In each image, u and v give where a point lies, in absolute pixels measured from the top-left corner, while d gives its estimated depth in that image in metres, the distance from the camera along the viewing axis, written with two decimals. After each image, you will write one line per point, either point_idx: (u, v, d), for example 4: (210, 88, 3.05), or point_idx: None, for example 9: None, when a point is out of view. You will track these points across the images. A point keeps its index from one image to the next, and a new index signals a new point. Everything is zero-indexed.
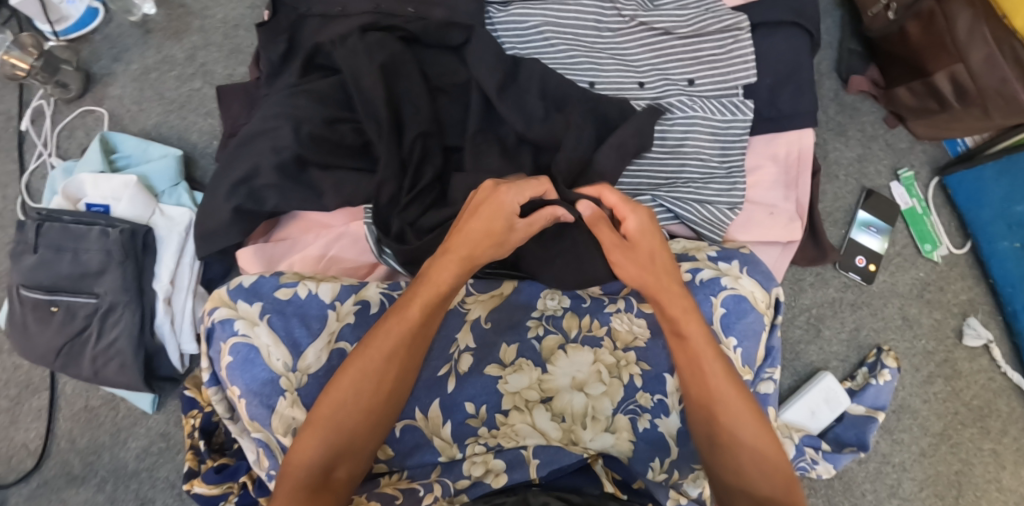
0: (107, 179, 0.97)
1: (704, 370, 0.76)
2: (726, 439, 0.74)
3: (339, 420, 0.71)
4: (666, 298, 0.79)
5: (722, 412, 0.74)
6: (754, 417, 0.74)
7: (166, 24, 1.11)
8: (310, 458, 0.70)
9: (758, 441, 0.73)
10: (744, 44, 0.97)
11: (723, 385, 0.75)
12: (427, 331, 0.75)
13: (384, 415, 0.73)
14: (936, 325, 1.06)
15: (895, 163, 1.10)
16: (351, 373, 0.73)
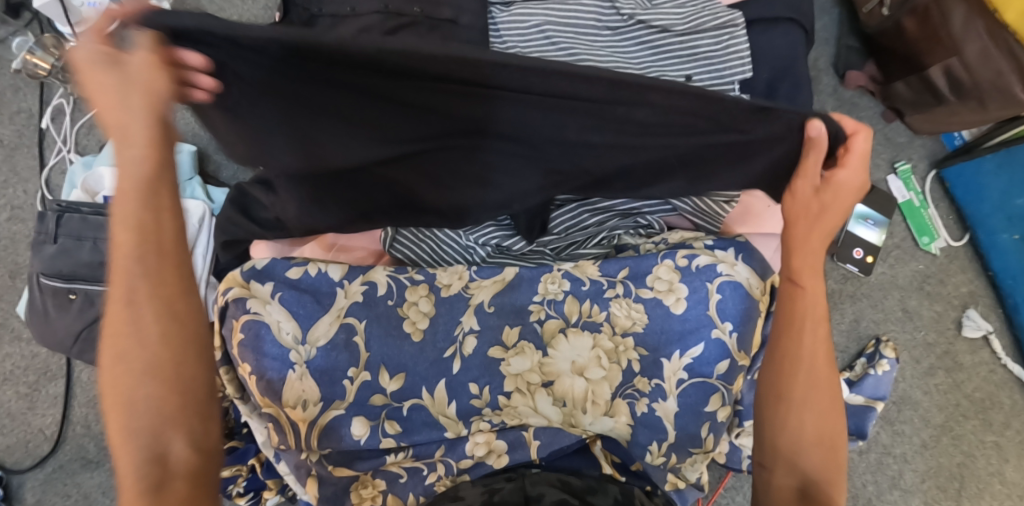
0: None
1: (795, 326, 0.76)
2: (796, 410, 0.74)
3: (139, 391, 0.62)
4: (798, 243, 0.75)
5: (798, 367, 0.75)
6: (830, 383, 0.75)
7: None
8: (130, 463, 0.62)
9: (823, 419, 0.74)
10: (739, 40, 0.99)
11: (816, 341, 0.75)
12: (164, 242, 0.63)
13: (180, 354, 0.64)
14: (936, 317, 1.07)
15: (894, 157, 1.11)
16: (114, 337, 0.63)
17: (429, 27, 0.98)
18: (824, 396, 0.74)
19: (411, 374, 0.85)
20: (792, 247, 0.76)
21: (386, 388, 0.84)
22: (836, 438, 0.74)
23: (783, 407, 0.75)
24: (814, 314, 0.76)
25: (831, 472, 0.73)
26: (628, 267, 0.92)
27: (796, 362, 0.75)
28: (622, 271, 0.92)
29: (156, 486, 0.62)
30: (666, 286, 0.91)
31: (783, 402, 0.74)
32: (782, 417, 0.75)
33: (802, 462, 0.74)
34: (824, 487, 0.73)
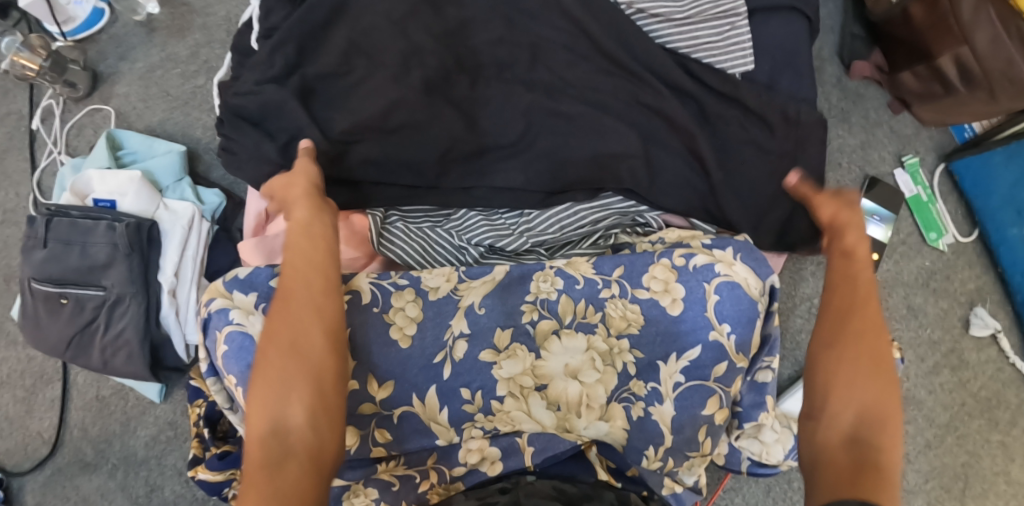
0: (113, 175, 1.00)
1: (849, 305, 0.69)
2: (833, 364, 0.66)
3: (286, 403, 0.63)
4: (839, 197, 0.78)
5: (847, 317, 0.68)
6: (879, 341, 0.66)
7: (170, 22, 1.13)
8: (261, 426, 0.63)
9: (876, 343, 0.66)
10: (740, 30, 0.97)
11: (868, 312, 0.68)
12: (325, 299, 0.69)
13: (322, 374, 0.66)
14: (942, 315, 1.04)
15: (900, 150, 1.07)
16: (276, 325, 0.67)
17: None
18: (885, 355, 0.66)
19: (400, 382, 0.84)
20: (818, 200, 0.78)
21: (375, 397, 0.84)
22: (888, 385, 0.65)
23: (826, 352, 0.67)
24: (861, 252, 0.73)
25: (883, 433, 0.62)
26: (624, 265, 0.90)
27: (868, 338, 0.67)
28: (617, 269, 0.90)
29: (277, 456, 0.61)
30: (661, 287, 0.89)
31: (833, 334, 0.67)
32: (830, 360, 0.66)
33: (863, 403, 0.63)
34: (880, 427, 0.62)
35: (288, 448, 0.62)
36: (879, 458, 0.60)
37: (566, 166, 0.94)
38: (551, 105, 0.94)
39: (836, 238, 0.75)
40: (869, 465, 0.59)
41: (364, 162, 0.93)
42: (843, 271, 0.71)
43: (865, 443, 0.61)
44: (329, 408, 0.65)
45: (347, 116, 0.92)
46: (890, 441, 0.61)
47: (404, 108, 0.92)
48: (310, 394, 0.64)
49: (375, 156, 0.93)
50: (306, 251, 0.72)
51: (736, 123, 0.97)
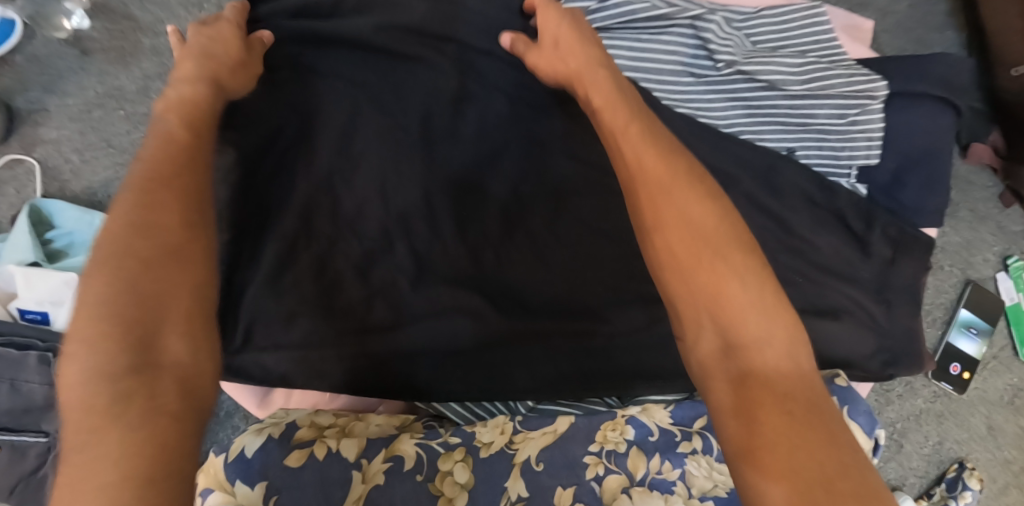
0: (41, 277, 0.76)
1: (704, 238, 0.54)
2: (733, 332, 0.51)
3: (156, 328, 0.47)
4: (619, 136, 0.61)
5: (692, 260, 0.53)
6: (778, 323, 0.51)
7: (107, 42, 0.85)
8: (92, 361, 0.45)
9: (741, 270, 0.52)
10: (872, 117, 0.81)
11: (741, 289, 0.52)
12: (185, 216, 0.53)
13: (187, 268, 0.51)
14: (1020, 434, 0.95)
15: (1005, 249, 0.93)
16: (105, 274, 0.48)
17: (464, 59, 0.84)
18: (766, 339, 0.50)
19: None
20: (607, 109, 0.64)
21: None
22: (815, 401, 0.48)
23: (699, 312, 0.52)
24: (713, 240, 0.54)
25: (800, 431, 0.46)
26: (705, 416, 0.78)
27: (715, 323, 0.51)
28: (698, 420, 0.77)
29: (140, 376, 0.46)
30: None
31: (699, 313, 0.52)
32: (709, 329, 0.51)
33: (771, 357, 0.49)
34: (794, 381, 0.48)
35: (160, 382, 0.46)
36: (792, 452, 0.45)
37: (607, 281, 0.80)
38: (580, 215, 0.81)
39: (648, 192, 0.57)
40: (769, 405, 0.47)
41: (376, 301, 0.77)
42: (677, 212, 0.55)
43: (744, 378, 0.49)
44: (208, 337, 0.50)
45: (339, 227, 0.78)
46: (772, 363, 0.49)
47: (406, 215, 0.79)
48: (190, 311, 0.49)
49: (377, 275, 0.78)
50: (170, 230, 0.51)
51: (832, 248, 0.82)
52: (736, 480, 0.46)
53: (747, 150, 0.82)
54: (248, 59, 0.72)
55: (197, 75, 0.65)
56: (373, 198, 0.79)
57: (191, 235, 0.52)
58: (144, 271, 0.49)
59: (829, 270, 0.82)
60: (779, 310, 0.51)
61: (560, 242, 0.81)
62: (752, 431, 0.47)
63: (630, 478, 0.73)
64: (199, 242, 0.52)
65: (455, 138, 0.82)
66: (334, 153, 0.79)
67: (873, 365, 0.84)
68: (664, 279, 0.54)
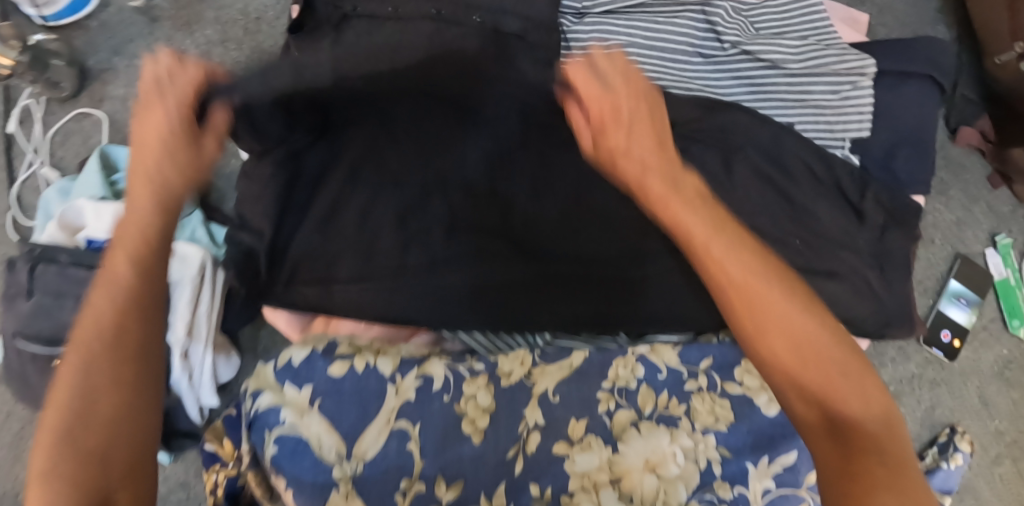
0: (111, 208, 0.83)
1: (804, 336, 0.53)
2: (826, 399, 0.52)
3: (101, 457, 0.49)
4: (694, 235, 0.57)
5: (788, 357, 0.53)
6: (861, 392, 0.52)
7: (174, 12, 0.95)
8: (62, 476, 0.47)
9: (842, 365, 0.52)
10: (862, 93, 0.88)
11: (832, 353, 0.53)
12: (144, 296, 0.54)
13: (133, 377, 0.52)
14: (1012, 406, 0.99)
15: (994, 227, 0.99)
16: (68, 386, 0.50)
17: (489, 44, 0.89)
18: (856, 400, 0.52)
19: (469, 480, 0.73)
20: (649, 193, 0.60)
21: (441, 500, 0.72)
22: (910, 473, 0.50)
23: (788, 387, 0.53)
24: (807, 325, 0.53)
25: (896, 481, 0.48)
26: (712, 357, 0.85)
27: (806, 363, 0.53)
28: (704, 360, 0.84)
29: None
30: (754, 384, 0.83)
31: (803, 388, 0.53)
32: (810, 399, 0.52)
33: (880, 449, 0.50)
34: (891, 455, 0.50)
35: None
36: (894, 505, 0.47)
37: (625, 234, 0.86)
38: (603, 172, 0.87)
39: (725, 285, 0.55)
40: (868, 463, 0.50)
41: (411, 247, 0.85)
42: (762, 286, 0.54)
43: (848, 442, 0.51)
44: (150, 455, 0.51)
45: (382, 183, 0.86)
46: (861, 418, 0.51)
47: (443, 171, 0.87)
48: (136, 442, 0.50)
49: (415, 226, 0.85)
50: (115, 321, 0.53)
51: (832, 216, 0.88)
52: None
53: (756, 122, 0.89)
54: (197, 149, 0.61)
55: (159, 141, 0.59)
56: (412, 154, 0.87)
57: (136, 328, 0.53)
58: (99, 383, 0.50)
59: (827, 237, 0.88)
60: (864, 377, 0.53)
61: (581, 197, 0.87)
62: (856, 481, 0.49)
63: (640, 414, 0.80)
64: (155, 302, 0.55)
65: (487, 103, 0.88)
66: (376, 112, 0.87)
67: (867, 326, 0.90)
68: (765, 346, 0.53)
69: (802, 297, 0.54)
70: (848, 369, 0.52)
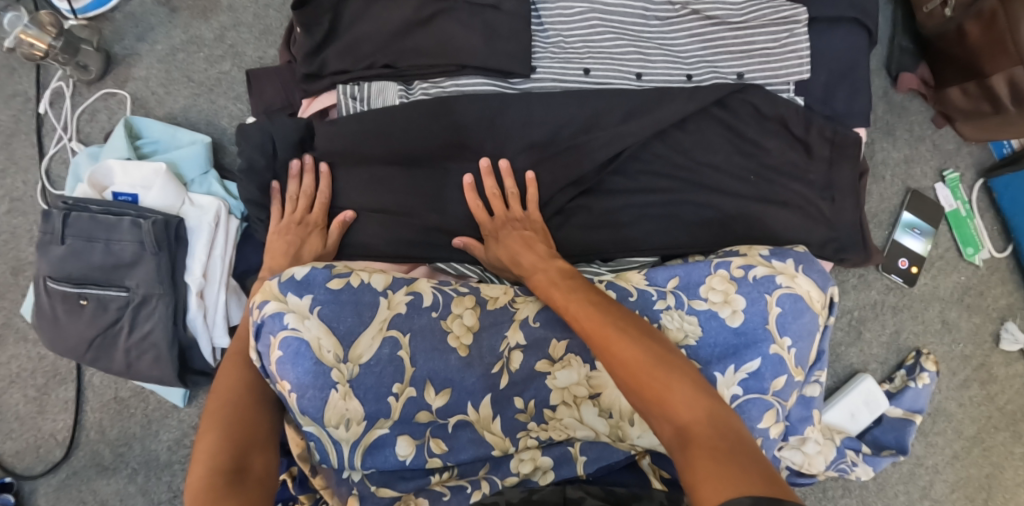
0: (137, 166, 0.94)
1: (635, 366, 0.68)
2: (654, 373, 0.67)
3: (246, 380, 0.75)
4: (551, 297, 0.80)
5: (612, 346, 0.70)
6: (687, 383, 0.67)
7: (190, 2, 1.07)
8: (233, 393, 0.73)
9: (637, 347, 0.70)
10: (799, 39, 0.97)
11: (656, 363, 0.68)
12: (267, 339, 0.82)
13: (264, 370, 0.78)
14: (974, 329, 1.05)
15: (942, 164, 1.08)
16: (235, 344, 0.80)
17: (469, 13, 0.95)
18: (684, 407, 0.65)
19: (457, 389, 0.79)
20: (540, 290, 0.82)
21: (432, 404, 0.78)
22: (740, 443, 0.61)
23: (619, 372, 0.69)
24: (621, 325, 0.72)
25: (723, 462, 0.59)
26: (679, 276, 0.85)
27: (666, 413, 0.65)
28: (672, 280, 0.85)
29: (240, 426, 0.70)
30: (720, 298, 0.83)
31: (634, 378, 0.68)
32: (635, 387, 0.68)
33: (680, 404, 0.65)
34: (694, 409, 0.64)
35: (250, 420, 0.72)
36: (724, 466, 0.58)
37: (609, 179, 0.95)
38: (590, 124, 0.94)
39: (574, 321, 0.75)
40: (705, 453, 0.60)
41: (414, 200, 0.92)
42: (602, 321, 0.73)
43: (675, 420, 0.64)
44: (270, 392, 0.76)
45: (388, 149, 0.91)
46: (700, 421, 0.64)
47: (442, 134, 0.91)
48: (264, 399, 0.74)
49: (420, 185, 0.92)
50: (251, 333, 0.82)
51: (780, 149, 0.97)
52: (684, 483, 0.60)
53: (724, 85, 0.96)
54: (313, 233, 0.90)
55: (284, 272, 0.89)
56: (413, 117, 0.91)
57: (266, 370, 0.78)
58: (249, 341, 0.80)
59: (777, 169, 0.97)
60: (687, 383, 0.67)
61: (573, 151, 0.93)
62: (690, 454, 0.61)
63: None
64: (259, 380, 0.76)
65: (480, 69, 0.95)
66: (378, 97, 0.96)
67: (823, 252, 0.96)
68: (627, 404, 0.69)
69: (647, 349, 0.69)
70: (671, 365, 0.68)
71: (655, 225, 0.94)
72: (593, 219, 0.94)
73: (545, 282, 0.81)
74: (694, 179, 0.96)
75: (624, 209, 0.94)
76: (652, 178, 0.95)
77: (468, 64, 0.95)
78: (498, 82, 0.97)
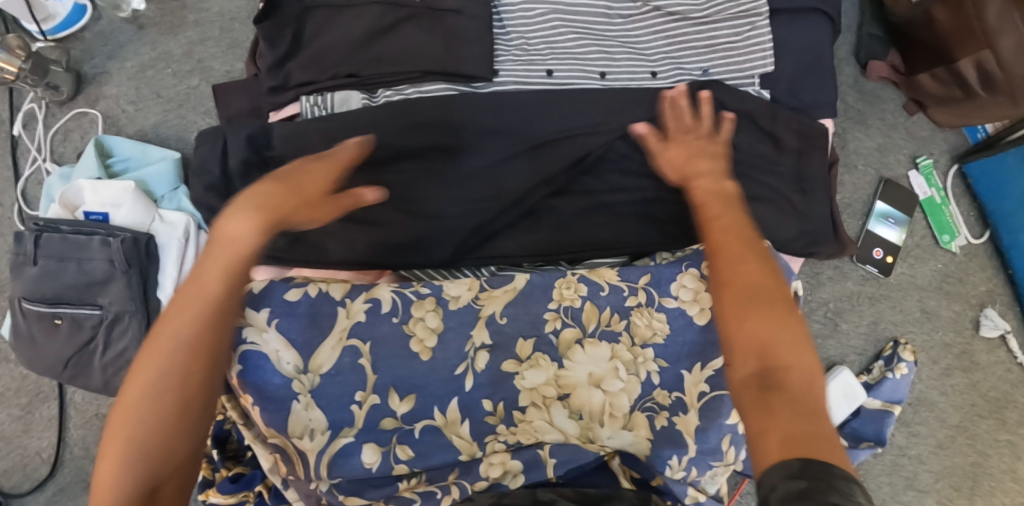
0: (106, 186, 0.95)
1: (757, 289, 0.67)
2: (756, 308, 0.65)
3: (165, 398, 0.59)
4: (722, 217, 0.75)
5: (728, 269, 0.69)
6: (800, 334, 0.64)
7: (159, 19, 1.09)
8: (144, 412, 0.58)
9: (756, 278, 0.68)
10: (761, 31, 0.97)
11: (774, 294, 0.66)
12: (227, 311, 0.63)
13: (203, 375, 0.61)
14: (954, 317, 1.04)
15: (915, 151, 1.07)
16: (171, 328, 0.61)
17: (430, 19, 0.96)
18: (789, 353, 0.63)
19: (423, 394, 0.79)
20: (709, 223, 0.74)
21: (396, 411, 0.78)
22: (823, 420, 0.59)
23: (725, 295, 0.67)
24: (753, 259, 0.69)
25: (799, 422, 0.58)
26: (650, 273, 0.85)
27: (759, 351, 0.63)
28: (644, 276, 0.85)
29: (157, 468, 0.58)
30: (690, 296, 0.84)
31: (735, 301, 0.66)
32: (731, 312, 0.66)
33: (774, 348, 0.63)
34: (787, 357, 0.62)
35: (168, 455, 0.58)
36: (798, 425, 0.57)
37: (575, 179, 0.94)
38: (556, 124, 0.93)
39: (722, 232, 0.72)
40: (787, 408, 0.59)
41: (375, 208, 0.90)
42: (747, 246, 0.71)
43: (766, 361, 0.62)
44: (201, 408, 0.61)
45: (349, 158, 0.91)
46: (796, 375, 0.61)
47: (403, 141, 0.91)
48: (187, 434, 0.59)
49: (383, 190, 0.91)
50: (207, 315, 0.62)
51: (751, 143, 0.95)
52: (756, 428, 0.59)
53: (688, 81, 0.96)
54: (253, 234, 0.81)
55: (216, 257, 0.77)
56: (376, 125, 0.91)
57: (207, 370, 0.61)
58: (194, 326, 0.61)
59: (749, 164, 0.94)
60: (793, 331, 0.64)
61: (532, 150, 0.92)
62: (772, 398, 0.60)
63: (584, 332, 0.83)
64: (214, 363, 0.62)
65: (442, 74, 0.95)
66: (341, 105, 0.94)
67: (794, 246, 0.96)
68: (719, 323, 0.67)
69: (772, 281, 0.67)
70: (775, 305, 0.65)
71: (620, 223, 0.93)
72: (559, 219, 0.93)
73: (712, 206, 0.76)
74: (661, 176, 0.95)
75: (590, 205, 0.94)
76: (617, 176, 0.95)
77: (428, 70, 0.95)
78: (461, 86, 0.96)
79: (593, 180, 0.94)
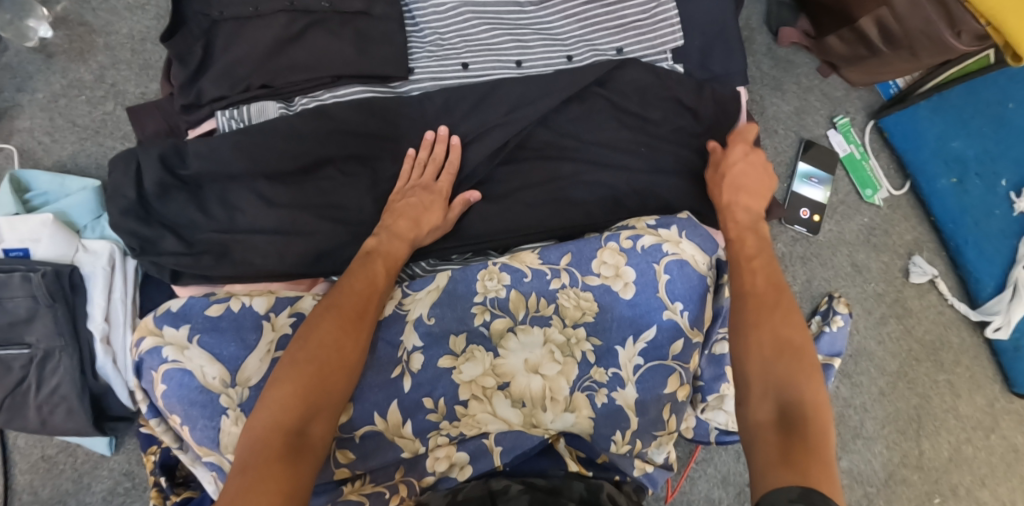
0: (22, 220, 0.92)
1: (783, 334, 0.74)
2: (773, 348, 0.72)
3: (292, 400, 0.68)
4: (751, 260, 0.83)
5: (756, 312, 0.76)
6: (817, 383, 0.70)
7: (67, 46, 1.07)
8: (273, 417, 0.67)
9: (784, 321, 0.75)
10: (667, 7, 1.00)
11: (797, 336, 0.74)
12: (349, 347, 0.73)
13: (337, 391, 0.71)
14: (884, 268, 1.08)
15: (832, 111, 1.11)
16: (313, 353, 0.71)
17: (340, 23, 0.95)
18: (808, 391, 0.69)
19: (361, 402, 0.79)
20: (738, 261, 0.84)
21: None
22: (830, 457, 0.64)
23: (747, 338, 0.74)
24: (779, 305, 0.77)
25: (811, 452, 0.64)
26: (572, 253, 0.86)
27: (774, 393, 0.69)
28: (565, 257, 0.86)
29: (290, 456, 0.65)
30: (612, 272, 0.85)
31: (752, 341, 0.74)
32: (754, 349, 0.73)
33: (785, 387, 0.69)
34: (798, 396, 0.69)
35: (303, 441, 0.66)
36: (810, 458, 0.63)
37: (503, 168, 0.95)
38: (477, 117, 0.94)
39: (749, 278, 0.81)
40: (800, 447, 0.64)
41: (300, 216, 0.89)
42: (775, 294, 0.78)
43: (783, 397, 0.69)
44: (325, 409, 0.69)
45: (267, 168, 0.90)
46: (811, 415, 0.67)
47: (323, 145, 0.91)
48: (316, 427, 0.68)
49: (307, 199, 0.90)
50: (337, 340, 0.73)
51: (667, 118, 0.98)
52: (770, 465, 0.64)
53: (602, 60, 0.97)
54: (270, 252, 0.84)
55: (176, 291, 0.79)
56: (294, 135, 0.90)
57: (345, 379, 0.72)
58: (331, 343, 0.72)
59: (664, 138, 0.98)
60: (809, 371, 0.71)
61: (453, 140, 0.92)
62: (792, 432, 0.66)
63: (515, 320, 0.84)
64: (332, 380, 0.71)
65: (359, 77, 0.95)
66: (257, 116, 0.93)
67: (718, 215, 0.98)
68: (740, 361, 0.74)
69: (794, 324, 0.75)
70: (792, 350, 0.72)
71: (548, 206, 0.93)
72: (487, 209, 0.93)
73: (745, 251, 0.84)
74: (585, 158, 0.96)
75: (517, 193, 0.94)
76: (541, 161, 0.95)
77: (341, 74, 0.95)
78: (379, 87, 0.96)
79: (518, 167, 0.95)
